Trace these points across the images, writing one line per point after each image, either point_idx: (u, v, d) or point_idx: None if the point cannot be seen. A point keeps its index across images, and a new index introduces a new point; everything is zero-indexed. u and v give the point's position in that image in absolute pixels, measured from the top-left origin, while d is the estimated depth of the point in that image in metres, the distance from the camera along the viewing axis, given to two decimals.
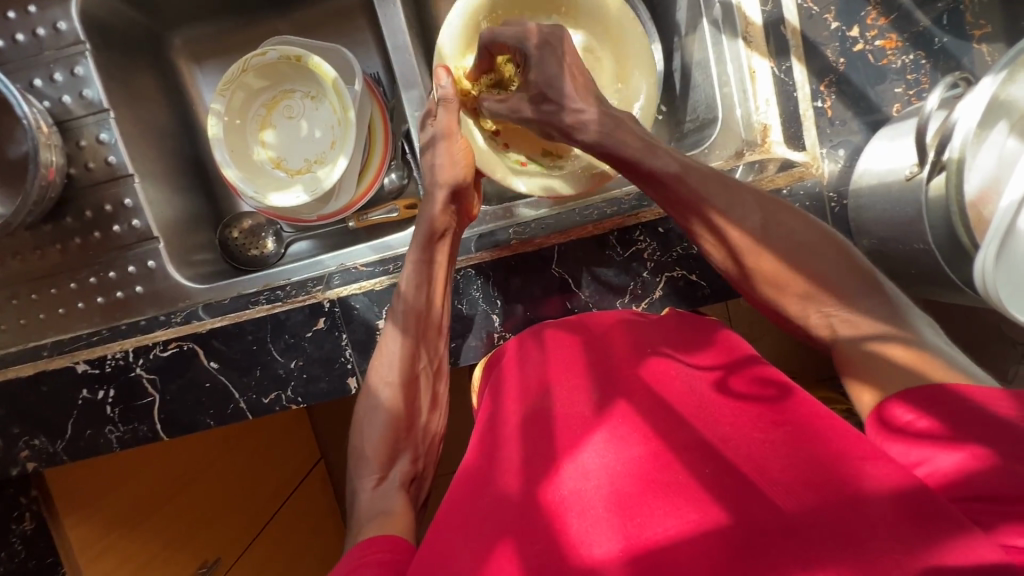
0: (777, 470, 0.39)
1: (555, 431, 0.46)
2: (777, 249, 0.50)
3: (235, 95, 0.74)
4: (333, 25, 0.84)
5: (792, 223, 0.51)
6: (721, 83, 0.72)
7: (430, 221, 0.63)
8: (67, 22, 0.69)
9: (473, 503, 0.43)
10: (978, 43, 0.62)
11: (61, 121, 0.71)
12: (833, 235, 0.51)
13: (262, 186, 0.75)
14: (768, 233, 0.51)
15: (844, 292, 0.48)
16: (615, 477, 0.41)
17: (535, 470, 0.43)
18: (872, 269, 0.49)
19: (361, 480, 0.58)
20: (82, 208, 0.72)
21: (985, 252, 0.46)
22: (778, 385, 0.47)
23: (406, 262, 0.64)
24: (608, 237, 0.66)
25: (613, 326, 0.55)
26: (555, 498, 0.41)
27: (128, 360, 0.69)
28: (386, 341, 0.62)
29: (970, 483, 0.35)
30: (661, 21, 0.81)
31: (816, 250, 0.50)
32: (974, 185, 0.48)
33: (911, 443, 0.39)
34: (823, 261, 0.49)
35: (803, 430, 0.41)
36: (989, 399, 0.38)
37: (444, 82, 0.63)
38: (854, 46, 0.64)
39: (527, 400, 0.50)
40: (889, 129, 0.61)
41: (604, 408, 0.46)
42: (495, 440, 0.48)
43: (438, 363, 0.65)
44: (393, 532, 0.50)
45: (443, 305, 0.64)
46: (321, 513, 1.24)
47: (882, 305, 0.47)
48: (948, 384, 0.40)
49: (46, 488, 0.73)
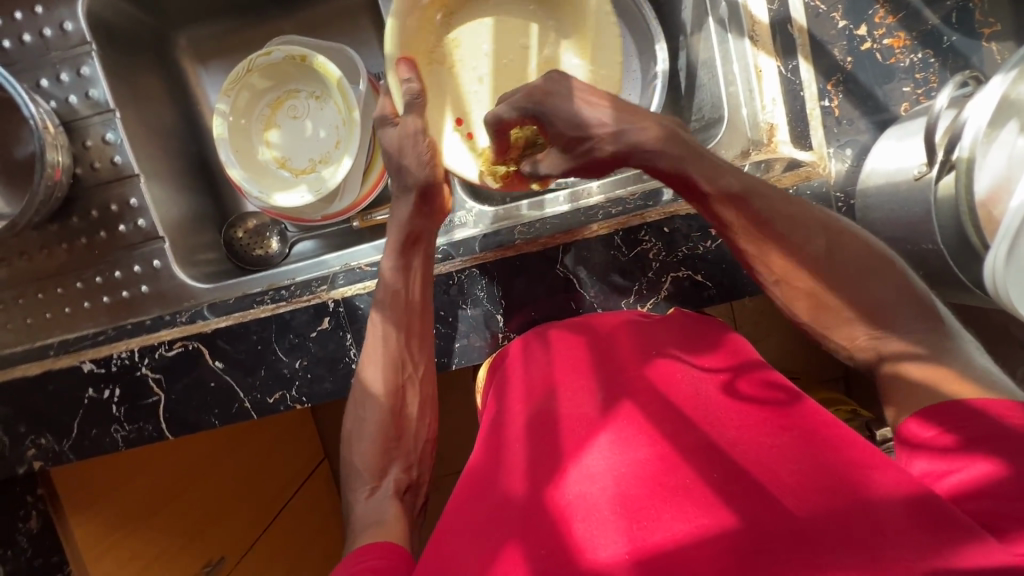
0: (785, 474, 0.38)
1: (560, 432, 0.45)
2: (826, 268, 0.48)
3: (240, 95, 0.75)
4: (337, 24, 0.85)
5: (854, 245, 0.48)
6: (726, 82, 0.71)
7: (398, 225, 0.63)
8: (74, 23, 0.69)
9: (478, 505, 0.43)
10: (988, 41, 0.62)
11: (67, 121, 0.71)
12: (886, 252, 0.49)
13: (268, 187, 0.75)
14: (828, 255, 0.48)
15: (888, 317, 0.46)
16: (621, 479, 0.40)
17: (540, 471, 0.43)
18: (922, 289, 0.47)
19: (354, 492, 0.58)
20: (88, 207, 0.72)
21: (996, 252, 0.46)
22: (786, 389, 0.47)
23: (383, 266, 0.64)
24: (613, 236, 0.66)
25: (618, 327, 0.55)
26: (561, 501, 0.40)
27: (133, 360, 0.69)
28: (369, 346, 0.63)
29: (987, 492, 0.35)
30: (666, 21, 0.80)
31: (875, 274, 0.47)
32: (984, 184, 0.47)
33: (936, 458, 0.39)
34: (863, 279, 0.47)
35: (810, 436, 0.41)
36: (1007, 411, 0.38)
37: (408, 77, 0.61)
38: (861, 45, 0.64)
39: (532, 401, 0.50)
40: (898, 128, 0.60)
41: (610, 410, 0.46)
42: (500, 441, 0.47)
43: (425, 370, 0.64)
44: (387, 540, 0.50)
45: (422, 305, 0.64)
46: (325, 512, 1.24)
47: (928, 334, 0.45)
48: (964, 399, 0.40)
49: (51, 487, 0.74)
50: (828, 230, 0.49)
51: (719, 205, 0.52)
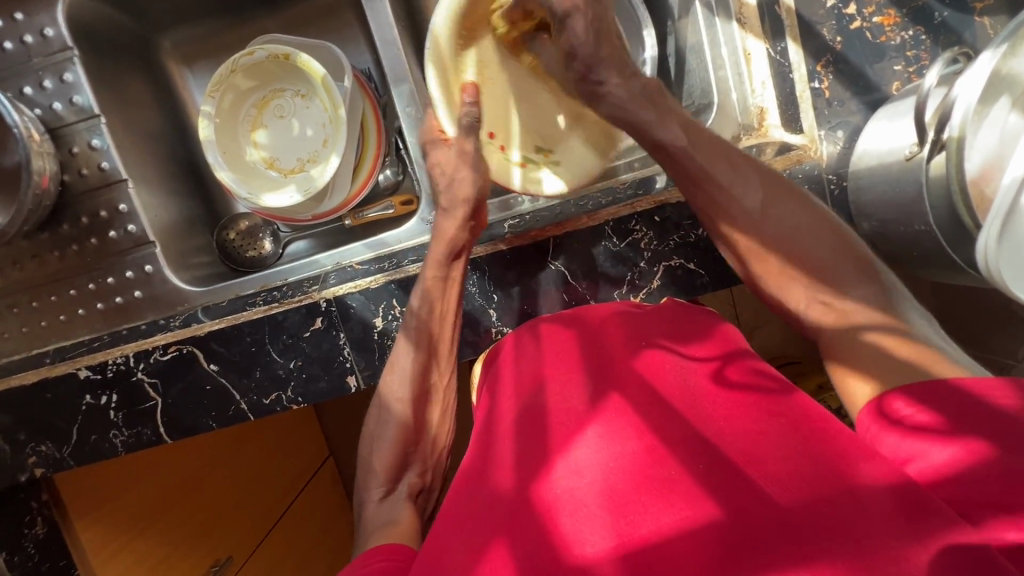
0: (772, 465, 0.38)
1: (548, 427, 0.45)
2: (773, 228, 0.52)
3: (225, 96, 0.73)
4: (321, 21, 0.84)
5: (788, 207, 0.52)
6: (715, 66, 0.70)
7: (445, 239, 0.62)
8: (54, 28, 0.69)
9: (468, 505, 0.43)
10: (980, 15, 0.60)
11: (53, 128, 0.71)
12: (826, 213, 0.53)
13: (257, 188, 0.74)
14: (766, 214, 0.52)
15: (830, 269, 0.50)
16: (608, 473, 0.40)
17: (528, 467, 0.43)
18: (861, 252, 0.51)
19: (368, 491, 0.59)
20: (78, 214, 0.72)
21: (988, 231, 0.45)
22: (775, 378, 0.47)
23: (422, 278, 0.63)
24: (603, 227, 0.65)
25: (607, 319, 0.55)
26: (549, 497, 0.40)
27: (129, 365, 0.69)
28: (397, 355, 0.63)
29: (969, 475, 0.36)
30: (653, 4, 0.79)
31: (812, 233, 0.51)
32: (975, 163, 0.47)
33: (906, 435, 0.40)
34: (811, 242, 0.51)
35: (798, 426, 0.41)
36: (993, 390, 0.39)
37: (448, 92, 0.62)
38: (850, 24, 0.62)
39: (521, 396, 0.50)
40: (889, 107, 0.59)
41: (597, 403, 0.46)
42: (490, 439, 0.48)
43: (450, 376, 0.65)
44: (392, 541, 0.50)
45: (450, 319, 0.64)
46: (333, 505, 1.27)
47: (872, 293, 0.49)
48: (950, 379, 0.41)
49: (56, 493, 0.75)
50: (767, 187, 0.52)
51: (705, 195, 0.54)
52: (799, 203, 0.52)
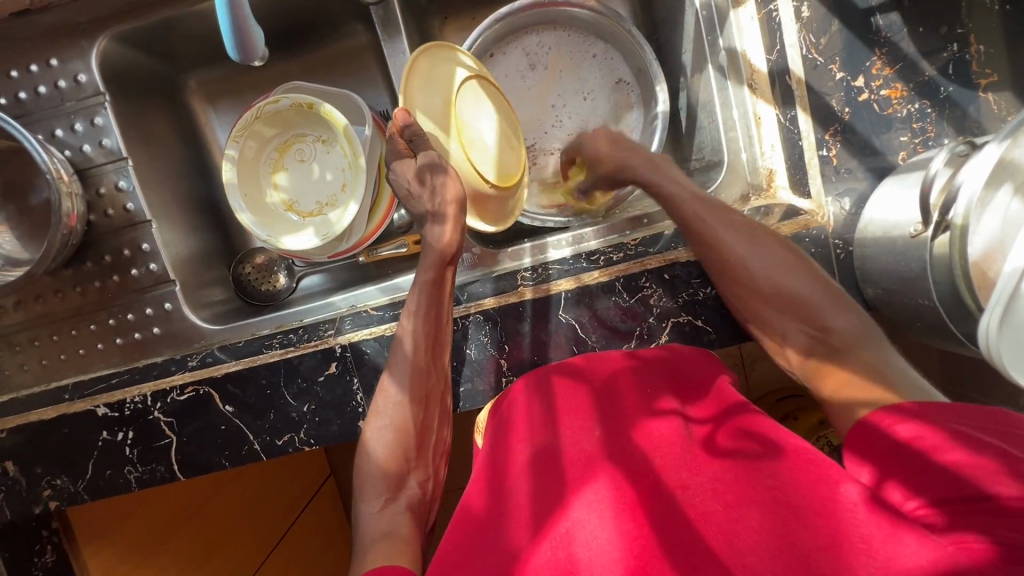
0: (766, 508, 0.42)
1: (560, 468, 0.49)
2: (759, 270, 0.59)
3: (248, 142, 0.76)
4: (341, 66, 0.86)
5: (775, 251, 0.60)
6: (727, 127, 0.74)
7: (439, 241, 0.65)
8: (88, 74, 0.71)
9: (486, 542, 0.47)
10: (985, 91, 0.63)
11: (82, 169, 0.73)
12: (818, 267, 0.60)
13: (277, 231, 0.76)
14: (753, 263, 0.60)
15: (816, 319, 0.57)
16: (617, 508, 0.44)
17: (543, 505, 0.47)
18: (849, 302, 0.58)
19: (366, 503, 0.59)
20: (102, 252, 0.74)
21: (988, 318, 0.46)
22: (761, 440, 0.48)
23: (416, 284, 0.65)
24: (614, 283, 0.67)
25: (616, 371, 0.58)
26: (563, 531, 0.44)
27: (147, 404, 0.70)
28: (386, 390, 0.63)
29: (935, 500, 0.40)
30: (668, 59, 0.84)
31: (798, 272, 0.59)
32: (977, 247, 0.49)
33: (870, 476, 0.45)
34: (798, 282, 0.58)
35: (788, 472, 0.44)
36: (939, 445, 0.41)
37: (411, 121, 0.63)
38: (858, 96, 0.64)
39: (535, 438, 0.54)
40: (896, 178, 0.61)
41: (604, 445, 0.50)
42: (502, 478, 0.52)
43: (444, 406, 0.66)
44: (401, 563, 0.51)
45: (439, 358, 0.65)
46: (332, 524, 1.27)
47: (853, 322, 0.56)
48: (866, 416, 0.48)
49: (66, 522, 0.77)
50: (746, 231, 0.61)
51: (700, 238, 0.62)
52: (800, 262, 0.59)
